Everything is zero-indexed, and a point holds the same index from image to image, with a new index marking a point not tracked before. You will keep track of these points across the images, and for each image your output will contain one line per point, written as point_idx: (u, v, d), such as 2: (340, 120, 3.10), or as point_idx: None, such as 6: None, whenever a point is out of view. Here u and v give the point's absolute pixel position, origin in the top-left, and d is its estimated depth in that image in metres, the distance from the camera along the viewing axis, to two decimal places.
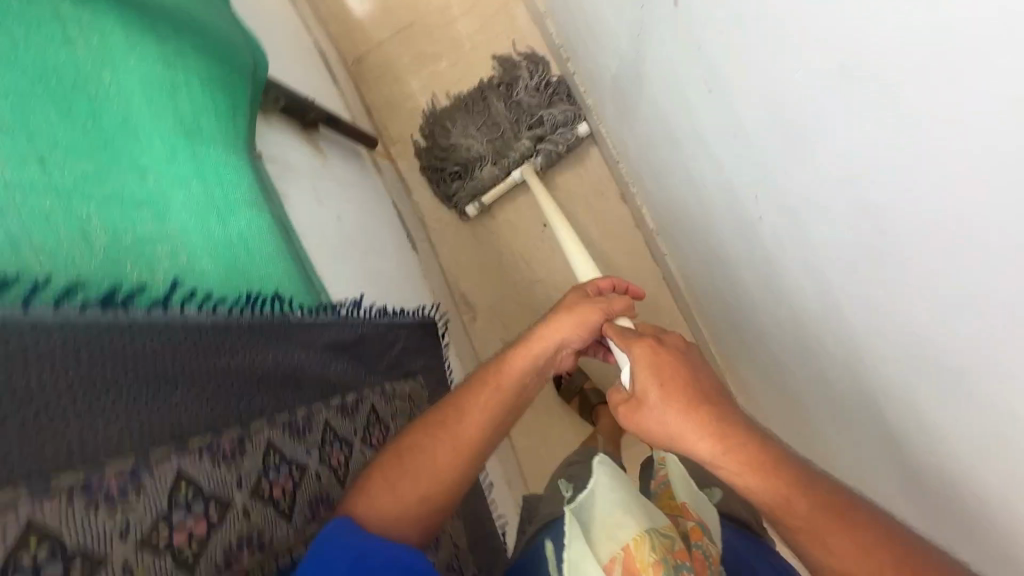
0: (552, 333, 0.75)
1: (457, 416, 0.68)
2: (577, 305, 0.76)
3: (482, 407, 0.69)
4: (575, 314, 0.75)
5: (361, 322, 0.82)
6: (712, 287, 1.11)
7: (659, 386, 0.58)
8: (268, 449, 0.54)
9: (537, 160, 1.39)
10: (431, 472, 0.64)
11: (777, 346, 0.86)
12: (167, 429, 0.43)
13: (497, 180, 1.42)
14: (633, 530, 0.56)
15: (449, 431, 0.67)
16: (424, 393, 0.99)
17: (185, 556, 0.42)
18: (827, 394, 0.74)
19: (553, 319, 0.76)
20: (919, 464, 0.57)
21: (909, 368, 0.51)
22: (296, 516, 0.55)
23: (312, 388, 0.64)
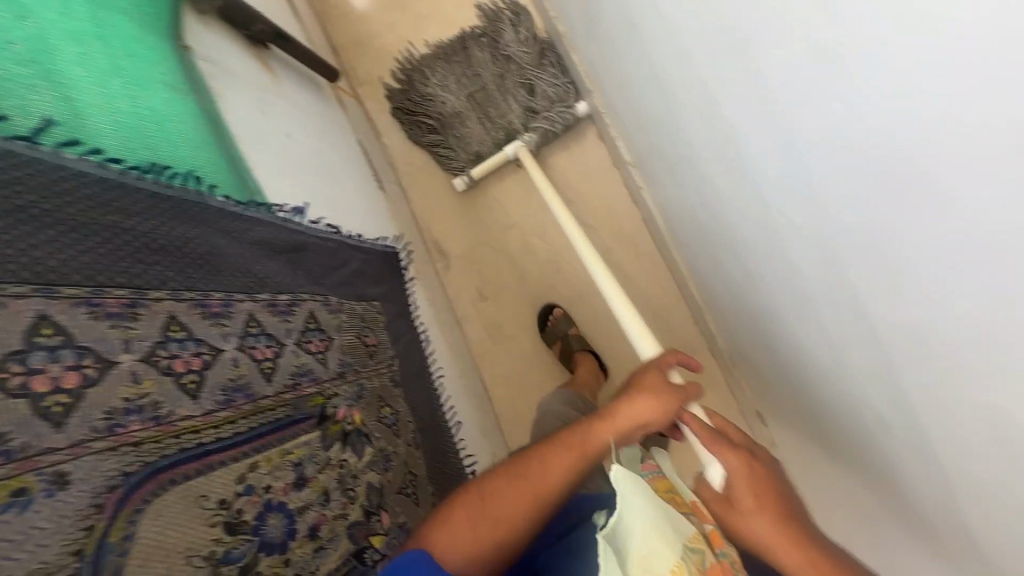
0: (635, 410, 0.64)
1: (541, 470, 0.61)
2: (658, 386, 0.66)
3: (562, 469, 0.61)
4: (657, 398, 0.64)
5: (303, 230, 0.77)
6: (685, 209, 1.07)
7: (754, 493, 0.56)
8: (171, 321, 0.49)
9: (532, 137, 1.32)
10: (510, 523, 0.59)
11: (749, 250, 0.81)
12: (27, 266, 0.38)
13: (482, 149, 1.36)
14: (670, 560, 0.45)
15: (535, 485, 0.60)
16: (379, 319, 0.94)
17: (49, 406, 0.37)
18: (799, 285, 0.69)
19: (636, 396, 0.65)
20: (893, 331, 0.52)
21: (876, 209, 0.46)
22: (204, 396, 0.50)
23: (235, 278, 0.60)
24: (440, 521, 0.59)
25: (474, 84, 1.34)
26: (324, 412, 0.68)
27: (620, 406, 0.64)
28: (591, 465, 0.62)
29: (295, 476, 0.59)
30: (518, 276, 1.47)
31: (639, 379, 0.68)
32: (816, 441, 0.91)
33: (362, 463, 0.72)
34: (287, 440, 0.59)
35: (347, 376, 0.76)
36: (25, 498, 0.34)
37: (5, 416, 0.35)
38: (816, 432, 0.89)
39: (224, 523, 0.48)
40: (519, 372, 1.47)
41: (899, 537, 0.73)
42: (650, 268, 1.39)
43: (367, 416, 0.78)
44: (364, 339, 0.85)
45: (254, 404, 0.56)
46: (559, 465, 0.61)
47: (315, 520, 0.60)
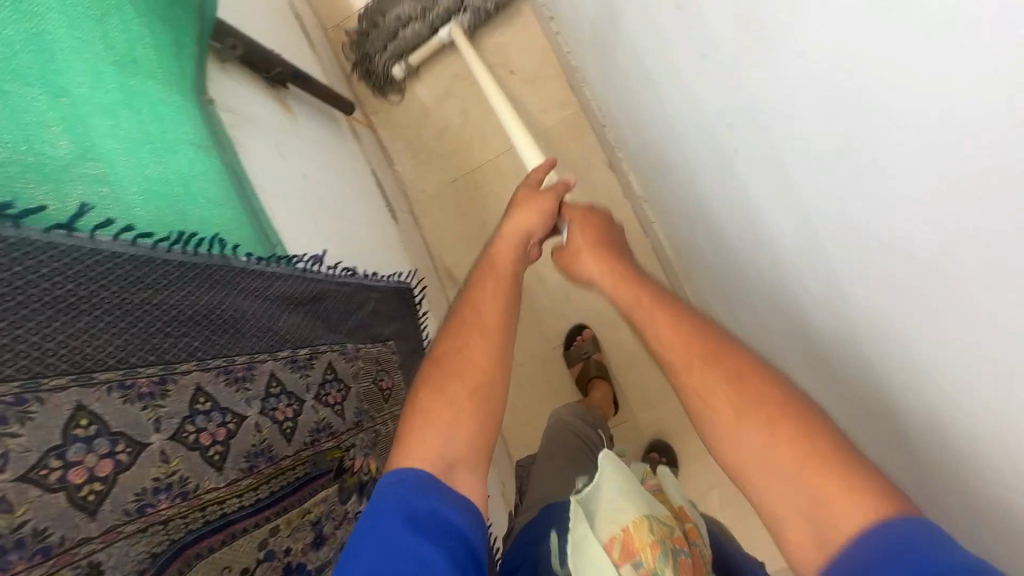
0: (517, 224, 0.68)
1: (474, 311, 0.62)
2: (529, 198, 0.70)
3: (491, 302, 0.63)
4: (529, 207, 0.68)
5: (321, 279, 0.79)
6: (696, 251, 1.06)
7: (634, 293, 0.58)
8: (198, 393, 0.50)
9: (465, 19, 1.33)
10: (477, 373, 0.57)
11: (757, 310, 0.79)
12: (65, 358, 0.39)
13: (421, 39, 1.36)
14: (633, 511, 0.49)
15: (477, 324, 0.61)
16: (394, 359, 0.95)
17: (85, 496, 0.38)
18: (805, 361, 0.66)
19: (511, 216, 0.69)
20: (895, 436, 0.50)
21: (868, 317, 0.45)
22: (229, 466, 0.51)
23: (256, 337, 0.61)
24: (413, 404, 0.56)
25: None
26: (341, 466, 0.69)
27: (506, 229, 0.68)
28: (512, 282, 0.65)
29: (313, 535, 0.60)
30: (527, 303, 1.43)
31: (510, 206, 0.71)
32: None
33: None
34: (306, 499, 0.60)
35: (363, 425, 0.77)
36: None
37: (44, 512, 0.36)
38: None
39: None
40: None
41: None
42: None
43: (382, 464, 0.79)
44: (379, 383, 0.86)
45: (274, 467, 0.57)
46: (487, 298, 0.63)
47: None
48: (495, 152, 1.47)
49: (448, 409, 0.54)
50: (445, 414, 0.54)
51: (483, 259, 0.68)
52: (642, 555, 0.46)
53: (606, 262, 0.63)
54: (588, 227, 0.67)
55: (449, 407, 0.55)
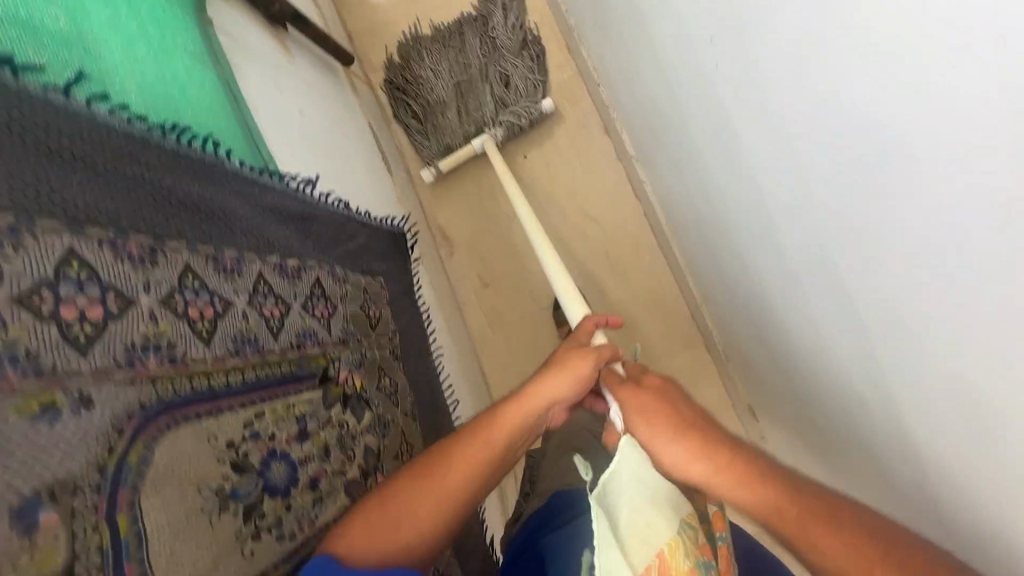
0: (547, 390, 0.67)
1: (444, 461, 0.62)
2: (572, 360, 0.69)
3: (470, 471, 0.62)
4: (565, 373, 0.68)
5: (312, 201, 0.80)
6: (685, 201, 1.09)
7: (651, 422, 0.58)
8: (186, 270, 0.52)
9: (498, 131, 1.35)
10: (413, 527, 0.58)
11: (744, 242, 0.84)
12: (61, 205, 0.41)
13: (457, 143, 1.37)
14: (666, 534, 0.46)
15: (434, 481, 0.60)
16: (383, 293, 0.97)
17: (76, 335, 0.40)
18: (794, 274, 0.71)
19: (545, 376, 0.68)
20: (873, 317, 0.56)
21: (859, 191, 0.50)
22: (215, 343, 0.53)
23: (245, 237, 0.63)
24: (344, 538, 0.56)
25: (462, 72, 1.36)
26: (326, 373, 0.71)
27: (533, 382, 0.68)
28: (508, 442, 0.65)
29: (297, 429, 0.62)
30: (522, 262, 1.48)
31: (553, 358, 0.71)
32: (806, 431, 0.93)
33: (361, 425, 0.75)
34: (291, 394, 0.62)
35: (349, 343, 0.79)
36: (53, 413, 0.36)
37: (36, 337, 0.37)
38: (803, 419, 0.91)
39: (231, 462, 0.51)
40: (517, 363, 1.48)
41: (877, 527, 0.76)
42: (649, 263, 1.42)
43: (367, 383, 0.81)
44: (367, 311, 0.88)
45: (260, 357, 0.59)
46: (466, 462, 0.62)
47: (315, 472, 0.63)
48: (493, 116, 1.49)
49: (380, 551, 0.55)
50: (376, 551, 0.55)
51: (491, 412, 0.66)
52: None
53: (691, 431, 0.57)
54: (640, 398, 0.61)
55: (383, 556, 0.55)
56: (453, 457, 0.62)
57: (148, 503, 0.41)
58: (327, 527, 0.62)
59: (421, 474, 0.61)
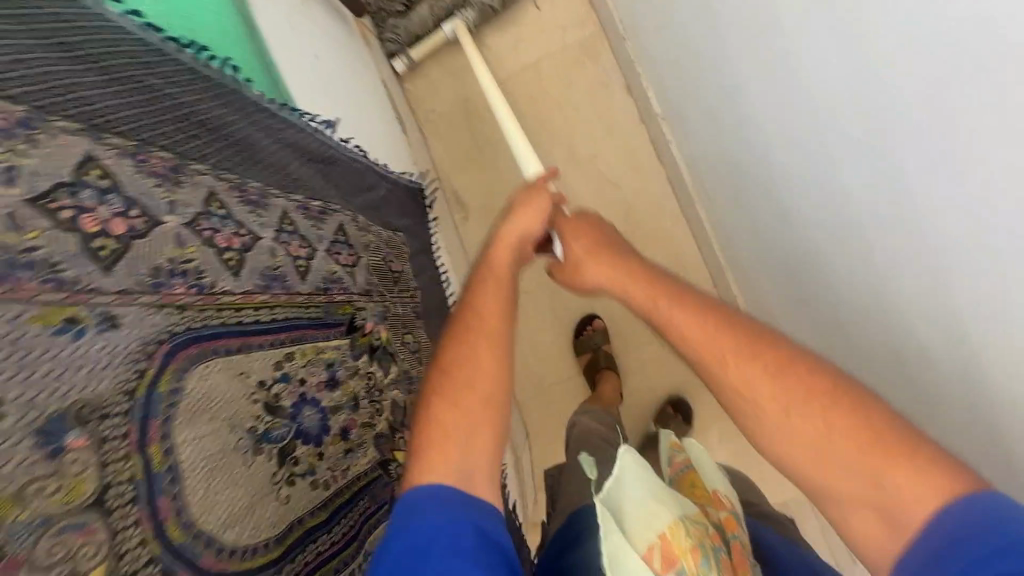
0: (514, 228, 0.61)
1: (475, 320, 0.56)
2: (523, 202, 0.62)
3: (493, 304, 0.57)
4: (524, 214, 0.61)
5: (330, 144, 0.76)
6: (715, 157, 1.04)
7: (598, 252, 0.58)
8: (212, 197, 0.48)
9: (469, 15, 1.35)
10: (483, 377, 0.51)
11: (756, 208, 0.79)
12: (73, 103, 0.37)
13: (429, 32, 1.38)
14: (668, 515, 0.46)
15: (472, 330, 0.55)
16: (404, 249, 0.92)
17: (98, 249, 0.36)
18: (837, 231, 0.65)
19: (505, 220, 0.62)
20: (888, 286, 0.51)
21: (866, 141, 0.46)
22: (244, 276, 0.49)
23: (269, 170, 0.58)
24: (424, 421, 0.49)
25: None
26: (353, 323, 0.67)
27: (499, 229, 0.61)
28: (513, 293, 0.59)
29: (326, 375, 0.58)
30: None
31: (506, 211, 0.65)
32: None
33: (388, 379, 0.72)
34: (320, 339, 0.59)
35: (373, 295, 0.76)
36: (78, 327, 0.32)
37: (55, 246, 0.33)
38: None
39: (264, 402, 0.47)
40: None
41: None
42: (669, 229, 1.37)
43: (392, 336, 0.77)
44: (389, 264, 0.85)
45: (288, 297, 0.55)
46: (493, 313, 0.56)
47: (345, 422, 0.59)
48: (509, 75, 1.43)
49: (462, 431, 0.48)
50: (458, 434, 0.48)
51: (477, 264, 0.61)
52: (684, 562, 0.44)
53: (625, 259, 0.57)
54: (599, 240, 0.59)
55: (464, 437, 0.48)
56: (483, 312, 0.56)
57: (180, 435, 0.37)
58: (359, 479, 0.59)
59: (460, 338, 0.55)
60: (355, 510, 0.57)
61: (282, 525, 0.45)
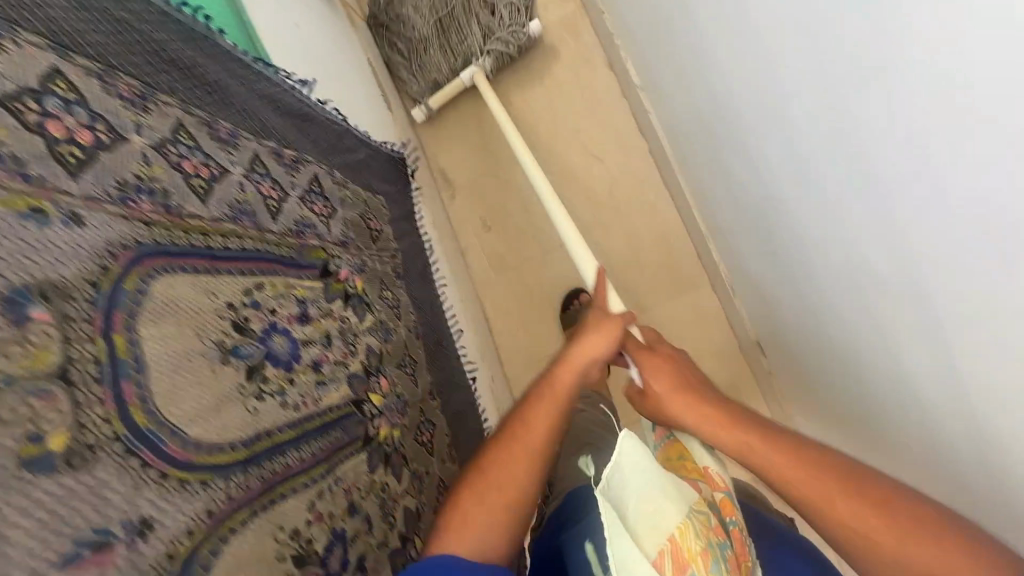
0: (585, 351, 0.66)
1: (525, 425, 0.62)
2: (602, 324, 0.68)
3: (544, 415, 0.63)
4: (601, 333, 0.67)
5: (308, 103, 0.78)
6: (690, 123, 1.06)
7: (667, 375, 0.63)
8: (180, 127, 0.50)
9: (486, 62, 1.34)
10: (512, 485, 0.59)
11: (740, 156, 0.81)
12: (40, 21, 0.40)
13: (446, 82, 1.37)
14: (675, 517, 0.46)
15: (519, 441, 0.61)
16: (384, 211, 0.95)
17: (65, 156, 0.38)
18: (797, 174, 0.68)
19: (579, 340, 0.67)
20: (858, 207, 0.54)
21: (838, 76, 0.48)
22: (213, 204, 0.52)
23: (241, 115, 0.61)
24: (454, 507, 0.58)
25: (443, 7, 1.34)
26: (326, 267, 0.69)
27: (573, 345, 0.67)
28: (568, 408, 0.64)
29: (298, 310, 0.61)
30: (522, 205, 1.47)
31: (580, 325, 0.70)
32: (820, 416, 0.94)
33: (363, 326, 0.74)
34: (291, 275, 0.61)
35: (349, 247, 0.78)
36: (41, 217, 0.35)
37: (20, 143, 0.35)
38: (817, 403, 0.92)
39: (232, 321, 0.49)
40: (521, 309, 1.46)
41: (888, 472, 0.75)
42: (654, 203, 1.39)
43: (369, 288, 0.80)
44: (368, 221, 0.87)
45: (258, 232, 0.58)
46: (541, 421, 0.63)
47: (318, 357, 0.62)
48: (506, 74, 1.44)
49: (482, 523, 0.57)
50: (477, 527, 0.57)
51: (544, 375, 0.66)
52: (693, 567, 0.45)
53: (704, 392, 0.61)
54: (670, 366, 0.64)
55: (481, 535, 0.56)
56: (533, 422, 0.62)
57: (145, 331, 0.40)
58: (332, 411, 0.62)
59: (503, 443, 0.62)
60: (328, 438, 0.59)
61: (250, 431, 0.47)
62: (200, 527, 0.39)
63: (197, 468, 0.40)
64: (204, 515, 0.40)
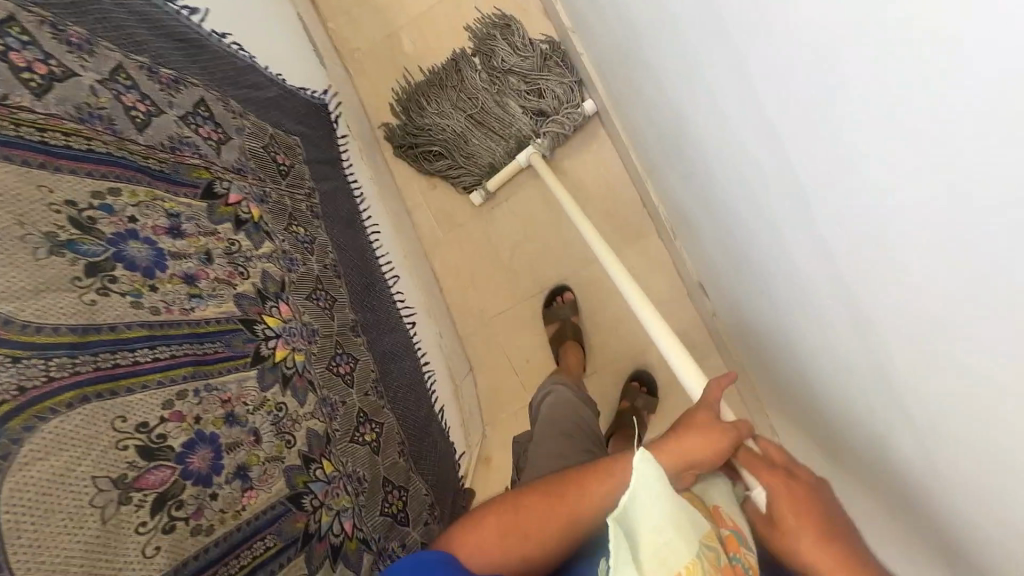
0: (682, 450, 0.53)
1: (576, 490, 0.54)
2: (706, 424, 0.54)
3: (601, 497, 0.54)
4: (705, 435, 0.53)
5: (203, 33, 0.77)
6: (611, 56, 0.99)
7: (791, 504, 0.48)
8: (12, 23, 0.50)
9: (544, 143, 1.15)
10: (533, 539, 0.53)
11: (658, 68, 0.77)
12: None
13: (500, 162, 1.19)
14: (685, 552, 0.38)
15: (568, 504, 0.54)
16: (298, 152, 0.94)
17: None
18: (697, 75, 0.65)
19: (681, 436, 0.54)
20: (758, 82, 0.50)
21: None
22: (51, 103, 0.52)
23: (102, 25, 0.61)
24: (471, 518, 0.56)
25: (475, 107, 1.18)
26: (212, 189, 0.68)
27: (677, 438, 0.54)
28: None
29: (168, 223, 0.59)
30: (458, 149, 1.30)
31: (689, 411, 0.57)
32: (779, 414, 0.96)
33: (259, 253, 0.73)
34: (161, 188, 0.60)
35: (247, 177, 0.77)
36: None
37: None
38: (772, 382, 0.92)
39: (69, 218, 0.49)
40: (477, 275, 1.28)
41: (818, 431, 0.75)
42: (597, 152, 1.24)
43: (270, 219, 0.78)
44: (273, 155, 0.86)
45: (117, 140, 0.57)
46: (595, 495, 0.54)
47: (194, 272, 0.61)
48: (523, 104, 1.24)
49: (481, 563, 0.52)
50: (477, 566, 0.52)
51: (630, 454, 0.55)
52: None
53: (821, 531, 0.47)
54: (796, 493, 0.49)
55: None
56: (586, 492, 0.54)
57: None
58: (209, 323, 0.60)
59: (550, 496, 0.55)
60: (202, 348, 0.57)
61: (82, 321, 0.46)
62: (9, 400, 0.39)
63: (6, 343, 0.41)
64: (14, 390, 0.40)
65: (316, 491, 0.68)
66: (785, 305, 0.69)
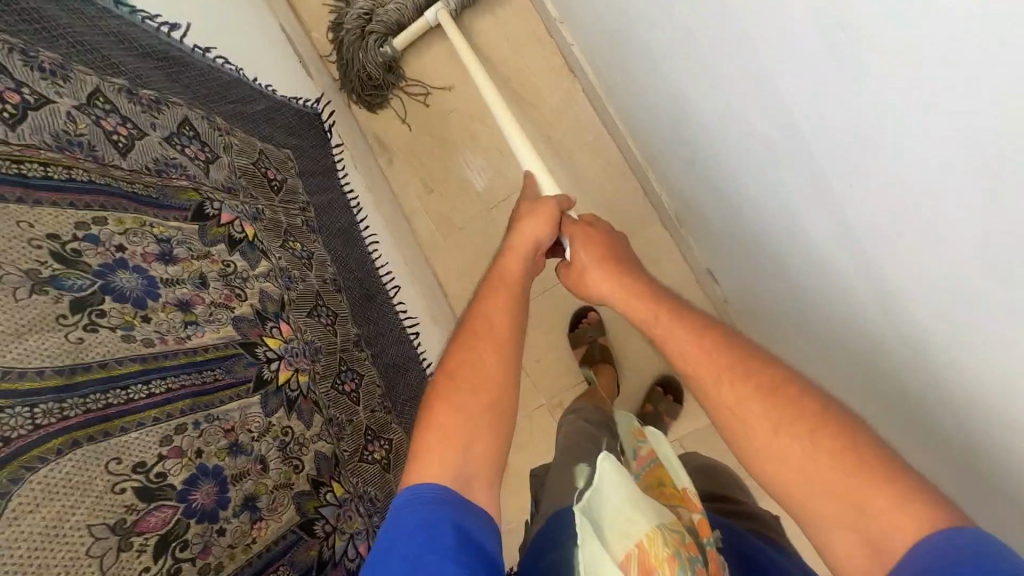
0: (528, 232, 0.69)
1: (485, 320, 0.61)
2: (533, 211, 0.71)
3: (499, 313, 0.62)
4: (537, 218, 0.69)
5: (185, 50, 0.76)
6: (603, 44, 0.96)
7: (600, 259, 0.67)
8: None
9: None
10: (496, 381, 0.57)
11: (652, 52, 0.74)
12: None
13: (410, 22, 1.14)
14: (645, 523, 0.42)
15: (484, 339, 0.60)
16: (291, 166, 0.92)
17: None
18: (698, 56, 0.61)
19: (520, 226, 0.70)
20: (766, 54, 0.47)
21: None
22: (27, 132, 0.50)
23: (74, 49, 0.59)
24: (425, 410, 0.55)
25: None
26: (202, 210, 0.66)
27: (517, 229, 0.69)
28: (519, 294, 0.65)
29: (158, 249, 0.57)
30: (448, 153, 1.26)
31: (518, 213, 0.72)
32: None
33: (255, 272, 0.71)
34: (148, 214, 0.58)
35: (237, 194, 0.75)
36: None
37: None
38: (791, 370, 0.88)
39: (51, 252, 0.46)
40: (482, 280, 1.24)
41: None
42: (593, 144, 1.19)
43: (264, 236, 0.76)
44: (264, 171, 0.84)
45: (98, 165, 0.55)
46: (498, 315, 0.62)
47: (189, 297, 0.58)
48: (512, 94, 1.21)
49: (456, 420, 0.53)
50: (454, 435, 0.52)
51: (491, 272, 0.67)
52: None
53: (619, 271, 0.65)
54: (594, 243, 0.69)
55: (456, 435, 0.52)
56: (492, 318, 0.61)
57: None
58: (207, 350, 0.58)
59: (466, 343, 0.60)
60: (201, 376, 0.55)
61: (70, 362, 0.44)
62: None
63: None
64: None
65: (328, 516, 0.66)
66: (806, 291, 0.66)
